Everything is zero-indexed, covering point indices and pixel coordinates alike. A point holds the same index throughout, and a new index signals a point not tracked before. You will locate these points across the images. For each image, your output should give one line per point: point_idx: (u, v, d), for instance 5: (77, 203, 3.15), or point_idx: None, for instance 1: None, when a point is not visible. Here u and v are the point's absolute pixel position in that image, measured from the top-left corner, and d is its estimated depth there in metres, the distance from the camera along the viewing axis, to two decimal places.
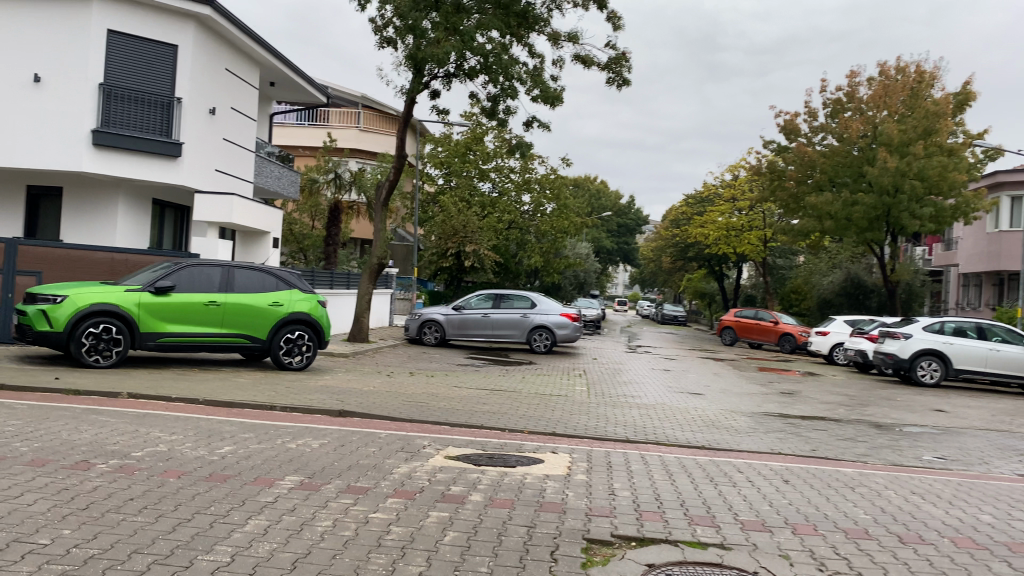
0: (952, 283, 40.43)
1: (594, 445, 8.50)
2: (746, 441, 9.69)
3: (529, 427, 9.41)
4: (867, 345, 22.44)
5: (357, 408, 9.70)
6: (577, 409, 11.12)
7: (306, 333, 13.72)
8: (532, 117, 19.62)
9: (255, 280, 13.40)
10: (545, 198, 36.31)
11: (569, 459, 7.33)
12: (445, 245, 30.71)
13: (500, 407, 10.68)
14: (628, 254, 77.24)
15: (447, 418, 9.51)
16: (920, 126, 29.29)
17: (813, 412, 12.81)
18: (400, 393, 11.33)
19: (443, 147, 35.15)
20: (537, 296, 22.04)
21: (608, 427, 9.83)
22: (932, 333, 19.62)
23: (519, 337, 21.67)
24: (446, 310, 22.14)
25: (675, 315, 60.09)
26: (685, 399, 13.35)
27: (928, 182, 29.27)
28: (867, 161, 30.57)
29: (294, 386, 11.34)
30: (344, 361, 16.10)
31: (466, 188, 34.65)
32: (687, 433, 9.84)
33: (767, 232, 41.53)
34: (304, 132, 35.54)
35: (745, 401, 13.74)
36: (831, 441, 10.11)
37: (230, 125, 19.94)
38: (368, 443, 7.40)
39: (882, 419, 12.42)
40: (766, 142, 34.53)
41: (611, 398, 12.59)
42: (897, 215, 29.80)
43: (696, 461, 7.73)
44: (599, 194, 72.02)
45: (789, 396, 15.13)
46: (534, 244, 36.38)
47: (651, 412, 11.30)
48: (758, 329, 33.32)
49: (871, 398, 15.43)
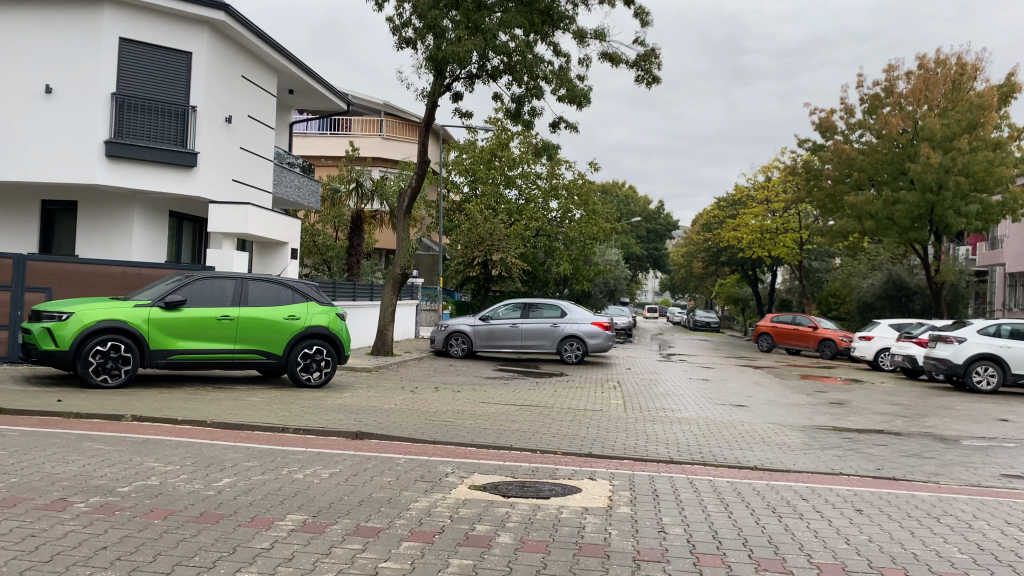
0: (998, 284, 38.95)
1: (635, 469, 7.68)
2: (802, 460, 8.81)
3: (564, 448, 8.61)
4: (916, 350, 21.33)
5: (376, 429, 8.98)
6: (613, 425, 10.31)
7: (324, 348, 13.08)
8: (559, 118, 18.90)
9: (270, 293, 12.81)
10: (573, 204, 35.53)
11: (609, 487, 6.52)
12: (472, 254, 30.00)
13: (531, 425, 9.90)
14: (658, 260, 76.13)
15: (473, 439, 8.75)
16: (963, 120, 28.12)
17: (869, 424, 11.85)
18: (424, 410, 10.59)
19: (468, 154, 34.47)
20: (567, 304, 21.27)
21: (648, 446, 9.03)
22: (987, 336, 18.49)
23: (549, 347, 20.90)
24: (473, 320, 21.46)
25: (707, 321, 58.93)
26: (728, 411, 12.47)
27: (974, 178, 28.09)
28: (908, 157, 29.38)
29: (311, 405, 10.65)
30: (366, 376, 15.42)
31: (493, 196, 33.99)
32: (736, 452, 9.00)
33: (803, 234, 40.33)
34: (327, 142, 35.15)
35: (793, 412, 12.81)
36: (896, 458, 9.18)
37: (247, 134, 19.47)
38: (384, 472, 6.66)
39: (947, 432, 11.43)
40: (800, 141, 33.50)
41: (649, 412, 11.75)
42: (941, 214, 28.59)
43: (752, 487, 6.88)
44: (627, 200, 71.10)
45: (839, 406, 14.16)
46: (563, 251, 35.57)
47: (693, 428, 10.45)
48: (796, 334, 32.19)
49: (928, 407, 14.41)
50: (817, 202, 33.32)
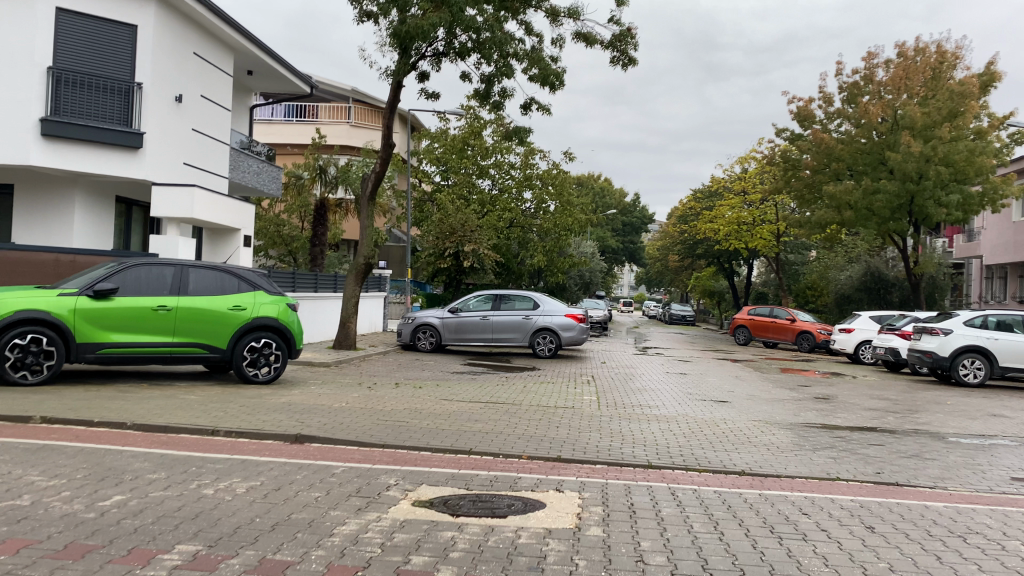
0: (975, 276, 38.58)
1: (608, 475, 6.76)
2: (793, 463, 7.92)
3: (530, 451, 7.67)
4: (900, 343, 20.66)
5: (318, 431, 7.98)
6: (585, 425, 9.38)
7: (274, 341, 12.04)
8: (531, 99, 17.91)
9: (213, 281, 11.74)
10: (547, 194, 34.58)
11: (579, 501, 5.58)
12: (443, 245, 28.91)
13: (494, 425, 8.95)
14: (634, 254, 75.40)
15: (427, 442, 7.78)
16: (944, 108, 27.50)
17: (859, 422, 11.04)
18: (377, 409, 9.61)
19: (439, 142, 33.32)
20: (540, 295, 20.31)
21: (625, 448, 8.12)
22: (974, 328, 17.78)
23: (522, 340, 19.95)
24: (442, 313, 20.42)
25: (683, 315, 58.34)
26: (709, 407, 11.59)
27: (955, 167, 27.52)
28: (888, 146, 28.78)
29: (251, 404, 9.62)
30: (322, 372, 14.36)
31: (465, 186, 32.92)
32: (722, 454, 8.10)
33: (781, 226, 39.70)
34: (291, 128, 33.88)
35: (778, 409, 11.95)
36: (895, 460, 8.34)
37: (199, 114, 18.29)
38: (315, 485, 5.68)
39: (944, 430, 10.61)
40: (778, 130, 32.79)
41: (625, 410, 10.83)
42: (921, 204, 28.07)
43: (743, 499, 5.97)
44: (603, 193, 70.29)
45: (825, 401, 13.36)
46: (537, 243, 34.59)
47: (673, 427, 9.56)
48: (773, 328, 31.51)
49: (918, 402, 13.65)
50: (795, 192, 32.70)
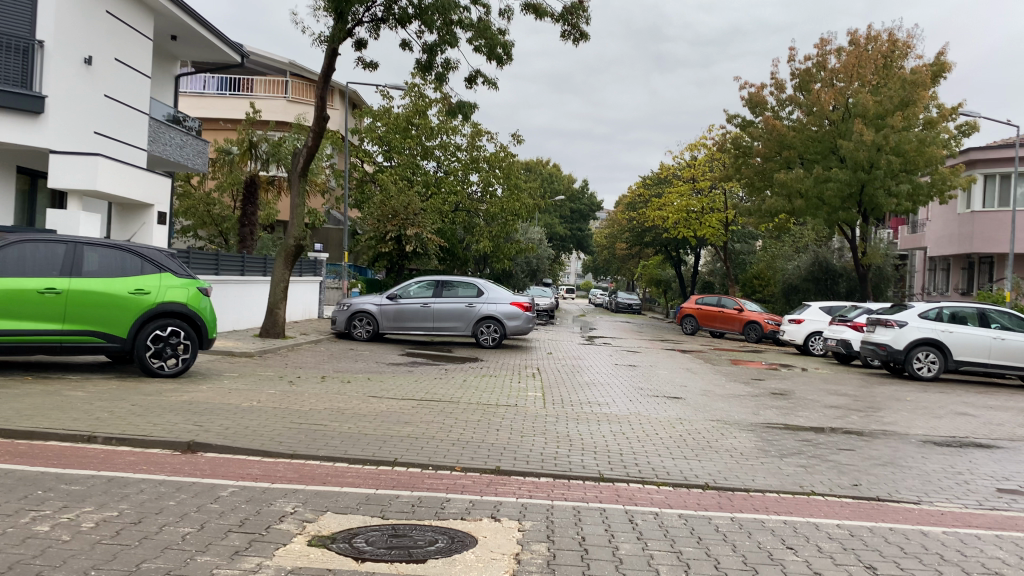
0: (918, 268, 38.70)
1: (555, 494, 5.76)
2: (760, 473, 7.04)
3: (464, 461, 6.64)
4: (852, 335, 20.14)
5: (216, 439, 6.84)
6: (528, 426, 8.42)
7: (182, 330, 10.78)
8: (476, 71, 16.76)
9: (112, 262, 10.42)
10: (494, 177, 33.46)
11: (518, 533, 4.54)
12: (383, 228, 27.54)
13: (424, 428, 7.90)
14: (582, 241, 74.62)
15: (344, 452, 6.70)
16: (896, 97, 27.18)
17: (822, 421, 10.29)
18: (294, 409, 8.46)
19: (381, 121, 31.81)
20: (484, 282, 19.26)
21: (573, 455, 7.16)
22: (929, 320, 17.29)
23: (465, 329, 18.93)
24: (380, 299, 19.17)
25: (630, 303, 57.86)
26: (663, 405, 10.70)
27: (905, 157, 27.27)
28: (839, 135, 28.39)
29: (146, 402, 8.38)
30: (242, 364, 13.08)
31: (408, 167, 31.57)
32: (681, 463, 7.18)
33: (729, 215, 39.28)
34: (225, 103, 32.15)
35: (736, 406, 11.10)
36: (868, 468, 7.54)
37: (114, 80, 16.69)
38: (192, 514, 4.57)
39: (912, 431, 9.87)
40: (730, 116, 32.18)
41: (572, 408, 9.88)
42: (872, 193, 27.77)
43: (713, 525, 5.03)
44: (551, 178, 69.51)
45: (782, 397, 12.59)
46: (483, 228, 33.46)
47: (625, 429, 8.63)
48: (721, 317, 31.02)
49: (878, 399, 13.00)
50: (745, 180, 32.14)
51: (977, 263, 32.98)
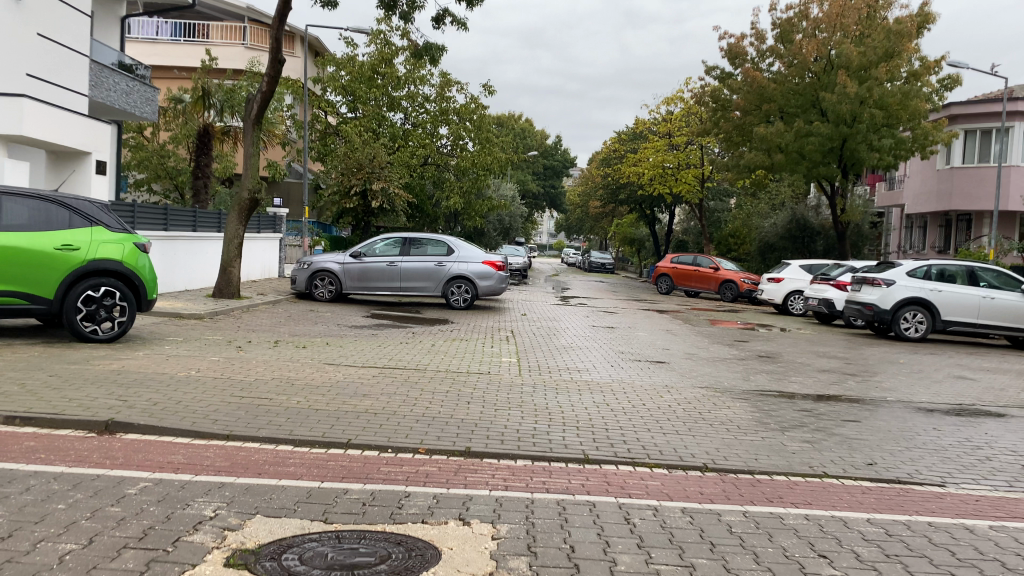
0: (894, 225, 38.26)
1: (534, 482, 4.90)
2: (763, 450, 6.24)
3: (428, 442, 5.77)
4: (834, 294, 19.50)
5: (140, 418, 5.87)
6: (503, 397, 7.56)
7: (118, 291, 9.69)
8: (445, 11, 15.60)
9: (35, 213, 9.32)
10: (465, 130, 32.21)
11: (492, 542, 3.67)
12: (349, 182, 26.30)
13: (385, 401, 6.99)
14: (555, 199, 73.49)
15: (290, 433, 5.79)
16: (880, 47, 26.38)
17: (819, 387, 9.55)
18: (237, 380, 7.51)
19: (346, 70, 30.35)
20: (454, 240, 18.29)
21: (553, 432, 6.31)
22: (917, 279, 16.65)
23: (434, 289, 18.02)
24: (343, 258, 18.18)
25: (602, 262, 57.18)
26: (647, 371, 9.89)
27: (887, 111, 26.58)
28: (821, 87, 27.57)
29: (67, 371, 7.37)
30: (190, 327, 12.03)
31: (374, 119, 30.21)
32: (674, 439, 6.36)
33: (706, 170, 38.45)
34: (180, 50, 30.56)
35: (724, 371, 10.32)
36: (880, 443, 6.79)
37: (50, 18, 15.28)
38: (78, 523, 3.63)
39: (915, 399, 9.16)
40: (708, 67, 31.13)
41: (549, 375, 9.04)
42: (853, 147, 27.07)
43: (724, 524, 4.20)
44: (523, 134, 68.19)
45: (771, 359, 11.84)
46: (453, 183, 32.30)
47: (609, 399, 7.81)
48: (696, 276, 30.36)
49: (870, 361, 12.32)
50: (723, 134, 30.94)
51: (953, 221, 32.56)
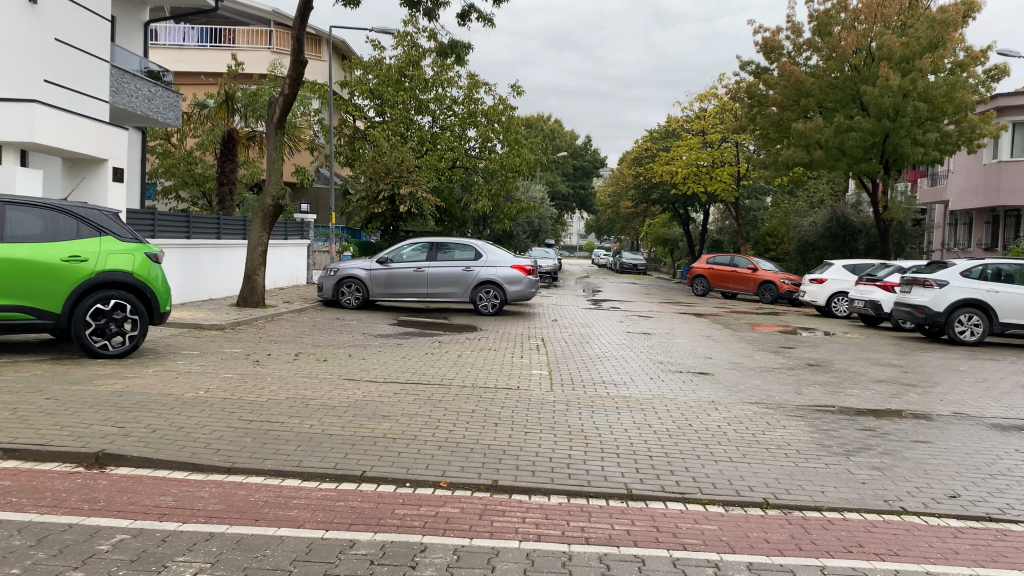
0: (937, 222, 36.97)
1: (572, 529, 4.26)
2: (830, 480, 5.53)
3: (451, 473, 5.16)
4: (881, 296, 18.58)
5: (136, 448, 5.33)
6: (534, 417, 6.94)
7: (129, 303, 9.22)
8: (470, 8, 14.99)
9: (40, 223, 8.85)
10: (493, 132, 31.61)
11: None
12: (376, 187, 25.79)
13: (405, 424, 6.39)
14: (585, 200, 72.70)
15: (299, 464, 5.21)
16: (924, 38, 25.30)
17: (879, 400, 8.78)
18: (247, 400, 6.94)
19: (373, 73, 29.93)
20: (482, 244, 17.70)
21: (590, 460, 5.67)
22: (972, 279, 15.71)
23: (462, 295, 17.43)
24: (370, 264, 17.64)
25: (634, 263, 56.27)
26: (691, 384, 9.18)
27: (932, 103, 25.49)
28: (862, 81, 26.58)
29: (68, 392, 6.87)
30: (208, 340, 11.55)
31: (402, 122, 29.73)
32: (727, 468, 5.69)
33: (741, 168, 37.44)
34: (206, 55, 30.40)
35: (773, 383, 9.59)
36: (959, 468, 6.04)
37: (68, 22, 14.92)
38: None
39: (988, 414, 8.34)
40: (743, 62, 30.21)
41: (584, 390, 8.39)
42: (896, 142, 26.00)
43: None
44: (553, 135, 67.53)
45: (821, 369, 11.05)
46: (482, 186, 31.72)
47: (650, 418, 7.14)
48: (733, 278, 29.45)
49: (929, 369, 11.48)
50: (760, 131, 29.99)
51: (1001, 217, 31.26)
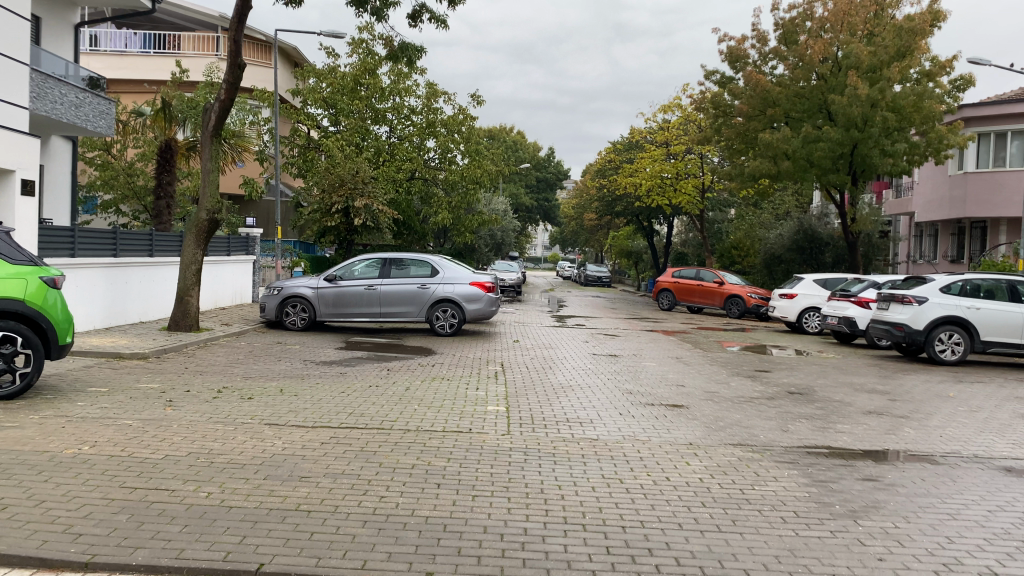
0: (903, 233, 36.66)
1: None
2: (840, 558, 4.53)
3: (374, 565, 4.07)
4: (856, 312, 17.86)
5: None
6: (485, 474, 5.87)
7: (20, 336, 7.94)
8: (422, 7, 13.95)
9: None
10: (453, 143, 30.57)
11: None
12: (329, 200, 24.56)
13: (327, 490, 5.30)
14: (549, 212, 71.86)
15: (178, 555, 4.09)
16: (891, 46, 24.85)
17: (873, 438, 7.86)
18: (139, 457, 5.79)
19: (327, 81, 28.77)
20: (439, 260, 16.61)
21: (551, 537, 4.61)
22: (952, 295, 14.99)
23: (418, 315, 16.32)
24: (317, 282, 16.45)
25: (599, 276, 55.59)
26: (664, 421, 8.19)
27: (900, 113, 25.08)
28: (829, 90, 26.02)
29: None
30: (124, 372, 10.30)
31: (357, 132, 28.55)
32: (715, 543, 4.66)
33: (706, 180, 36.85)
34: (151, 63, 29.07)
35: (754, 417, 8.63)
36: (986, 532, 5.07)
37: None
38: None
39: (997, 454, 7.41)
40: (708, 72, 29.59)
41: (545, 432, 7.36)
42: (864, 153, 25.47)
43: None
44: (515, 146, 66.76)
45: (804, 397, 10.14)
46: (442, 198, 30.62)
47: (622, 471, 6.11)
48: (699, 292, 28.66)
49: (917, 396, 10.63)
50: (725, 142, 29.33)
51: (967, 229, 30.91)
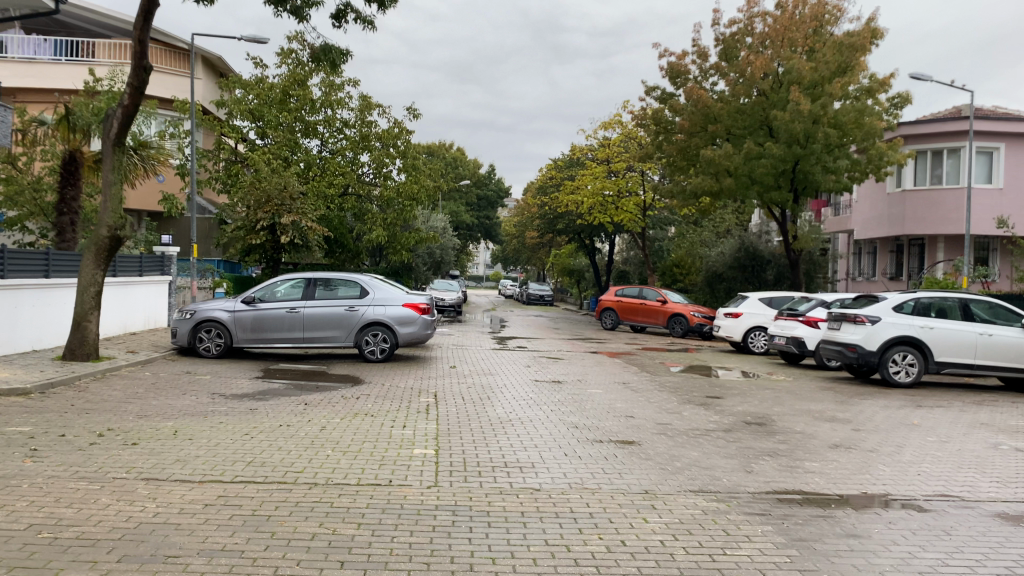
0: (842, 250, 36.70)
1: None
2: None
3: None
4: (805, 332, 17.25)
5: None
6: (405, 546, 4.76)
7: None
8: (347, 6, 12.85)
9: None
10: (389, 157, 29.36)
11: None
12: (254, 216, 23.15)
13: None
14: (490, 230, 70.91)
15: None
16: (832, 62, 24.64)
17: (846, 480, 6.98)
18: None
19: (253, 93, 27.38)
20: (369, 280, 15.44)
21: None
22: (905, 315, 14.42)
23: (345, 339, 15.09)
24: (233, 304, 15.12)
25: (541, 295, 54.83)
26: (614, 463, 7.18)
27: (842, 129, 24.80)
28: (770, 106, 25.65)
29: None
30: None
31: (286, 145, 27.18)
32: None
33: (647, 198, 36.35)
34: (62, 71, 27.30)
35: (714, 455, 7.70)
36: None
37: None
38: None
39: (986, 497, 6.58)
40: (648, 87, 29.06)
41: (480, 483, 6.28)
42: (807, 169, 25.14)
43: None
44: (455, 163, 65.71)
45: (763, 429, 9.27)
46: (377, 215, 29.38)
47: (570, 535, 5.06)
48: (642, 311, 27.98)
49: (880, 425, 9.86)
50: (666, 159, 28.79)
51: (905, 246, 30.93)
